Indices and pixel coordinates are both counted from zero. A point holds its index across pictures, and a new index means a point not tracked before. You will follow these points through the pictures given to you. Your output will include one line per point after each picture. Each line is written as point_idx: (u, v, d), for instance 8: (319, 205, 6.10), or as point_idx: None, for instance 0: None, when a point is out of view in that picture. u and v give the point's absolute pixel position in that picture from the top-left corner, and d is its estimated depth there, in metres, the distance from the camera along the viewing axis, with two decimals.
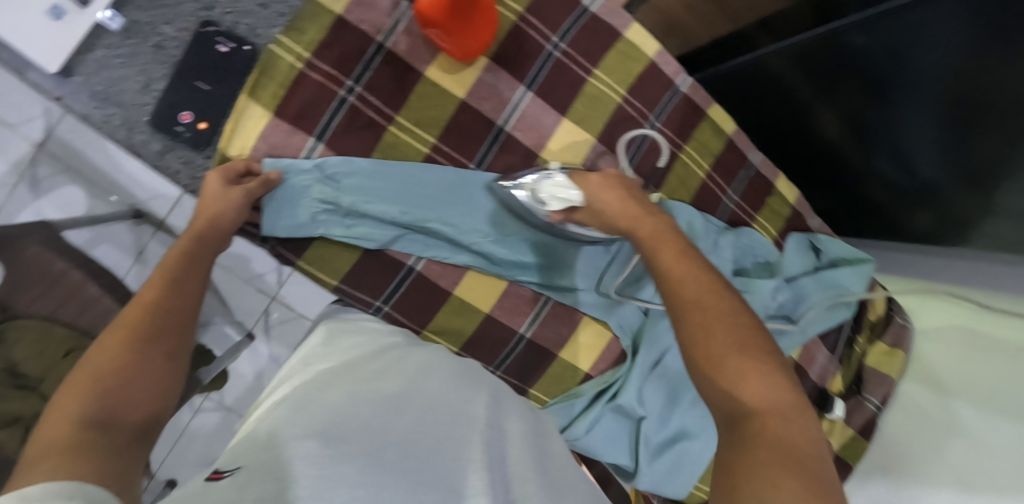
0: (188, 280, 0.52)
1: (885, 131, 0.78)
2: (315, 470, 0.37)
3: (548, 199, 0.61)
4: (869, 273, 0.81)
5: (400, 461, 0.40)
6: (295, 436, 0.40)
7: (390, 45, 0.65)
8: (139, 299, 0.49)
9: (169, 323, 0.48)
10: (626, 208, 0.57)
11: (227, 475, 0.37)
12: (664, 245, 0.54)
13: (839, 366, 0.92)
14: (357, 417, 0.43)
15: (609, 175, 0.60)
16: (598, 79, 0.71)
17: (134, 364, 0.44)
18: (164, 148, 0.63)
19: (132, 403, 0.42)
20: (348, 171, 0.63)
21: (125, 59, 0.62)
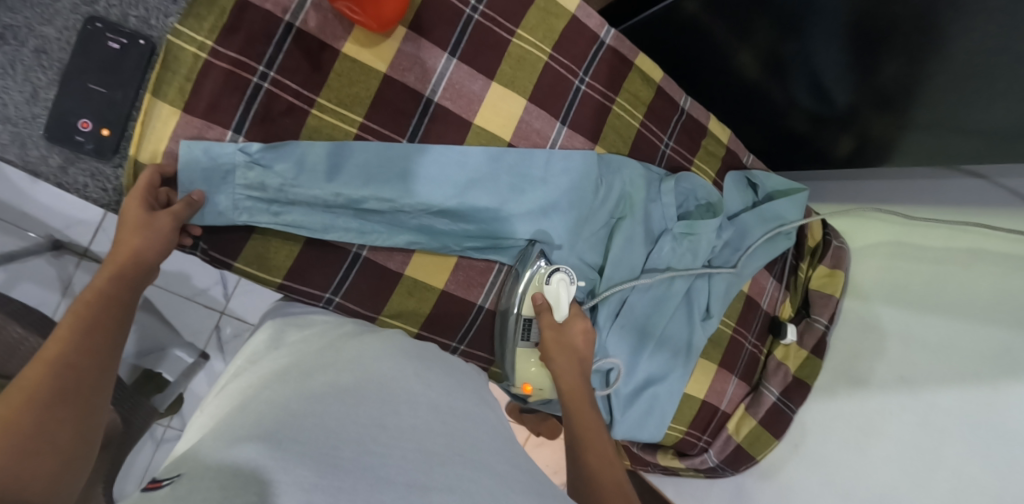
0: (101, 329, 0.45)
1: (797, 65, 0.82)
2: (258, 468, 0.34)
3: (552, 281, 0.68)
4: (804, 202, 0.87)
5: (357, 458, 0.37)
6: (240, 439, 0.37)
7: (300, 24, 0.61)
8: (43, 355, 0.42)
9: (79, 376, 0.42)
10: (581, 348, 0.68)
11: (166, 484, 0.35)
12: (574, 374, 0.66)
13: (785, 292, 0.97)
14: (310, 414, 0.40)
15: (589, 333, 0.69)
16: (527, 39, 0.70)
17: (35, 427, 0.38)
18: (66, 161, 0.57)
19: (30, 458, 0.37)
20: (277, 154, 0.60)
21: (3, 68, 0.55)
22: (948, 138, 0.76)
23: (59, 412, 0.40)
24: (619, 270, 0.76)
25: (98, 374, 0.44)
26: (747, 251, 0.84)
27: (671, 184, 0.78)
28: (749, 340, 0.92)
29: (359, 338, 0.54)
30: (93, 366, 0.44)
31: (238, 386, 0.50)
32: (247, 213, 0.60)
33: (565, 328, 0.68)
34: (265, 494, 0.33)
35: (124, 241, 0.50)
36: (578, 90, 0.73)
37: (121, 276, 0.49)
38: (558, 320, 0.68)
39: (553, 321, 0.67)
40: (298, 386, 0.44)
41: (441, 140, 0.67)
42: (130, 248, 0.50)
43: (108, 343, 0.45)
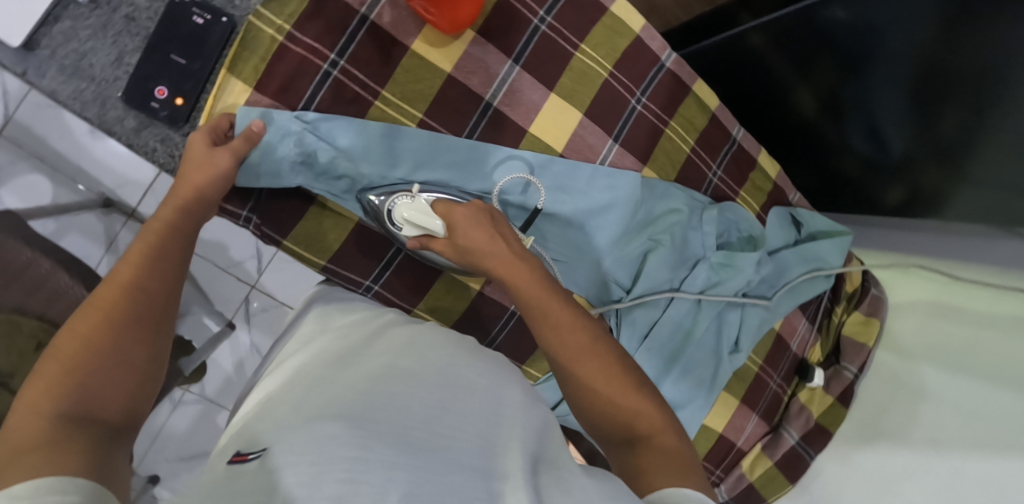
0: (167, 258, 0.49)
1: (857, 102, 0.80)
2: (339, 443, 0.36)
3: (403, 223, 0.59)
4: (846, 246, 0.85)
5: (426, 440, 0.40)
6: (317, 419, 0.39)
7: (375, 18, 0.63)
8: (117, 278, 0.46)
9: (133, 316, 0.45)
10: (496, 251, 0.55)
11: (253, 458, 0.38)
12: (519, 277, 0.54)
13: (817, 336, 0.94)
14: (376, 397, 0.42)
15: (479, 214, 0.57)
16: (589, 54, 0.71)
17: (114, 349, 0.43)
18: (140, 124, 0.59)
19: (111, 377, 0.42)
20: (333, 129, 0.61)
21: (93, 30, 0.58)
22: (995, 195, 0.75)
23: (110, 358, 0.42)
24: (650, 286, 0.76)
25: (155, 311, 0.46)
26: (784, 288, 0.83)
27: (713, 213, 0.77)
28: (774, 380, 0.91)
29: (410, 324, 0.57)
30: (149, 305, 0.46)
31: (292, 364, 0.53)
32: (300, 177, 0.61)
33: (455, 240, 0.57)
34: (354, 470, 0.35)
35: (185, 178, 0.52)
36: (634, 109, 0.74)
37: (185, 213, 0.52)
38: (443, 235, 0.58)
39: (441, 242, 0.58)
40: (356, 372, 0.46)
41: (495, 143, 0.68)
42: (194, 186, 0.52)
43: (171, 271, 0.49)
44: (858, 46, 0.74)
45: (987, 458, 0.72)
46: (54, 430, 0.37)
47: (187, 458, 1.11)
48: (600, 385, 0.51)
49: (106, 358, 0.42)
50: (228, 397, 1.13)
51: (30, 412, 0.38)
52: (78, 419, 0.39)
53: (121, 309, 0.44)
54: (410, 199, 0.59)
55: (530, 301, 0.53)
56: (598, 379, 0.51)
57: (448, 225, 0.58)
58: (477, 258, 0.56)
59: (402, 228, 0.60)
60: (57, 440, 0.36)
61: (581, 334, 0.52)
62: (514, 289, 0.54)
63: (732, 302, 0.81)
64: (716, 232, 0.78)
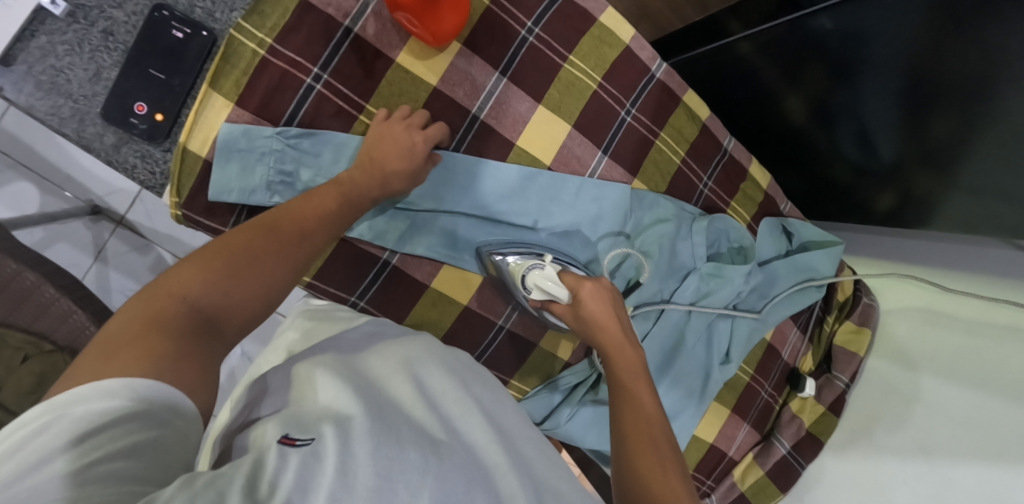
0: (318, 217, 0.51)
1: (845, 106, 0.78)
2: (374, 444, 0.35)
3: (532, 287, 0.65)
4: (838, 255, 0.84)
5: (455, 448, 0.39)
6: (349, 417, 0.39)
7: (358, 30, 0.62)
8: (281, 220, 0.49)
9: (274, 264, 0.46)
10: (608, 320, 0.62)
11: (302, 444, 0.36)
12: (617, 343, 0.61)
13: (808, 345, 0.95)
14: (398, 407, 0.42)
15: (600, 289, 0.64)
16: (577, 65, 0.70)
17: (252, 267, 0.44)
18: (120, 140, 0.59)
19: (246, 286, 0.44)
20: (314, 146, 0.61)
21: (70, 45, 0.57)
22: (986, 205, 0.73)
23: (247, 289, 0.44)
24: (639, 298, 0.75)
25: (298, 251, 0.48)
26: (774, 299, 0.83)
27: (704, 224, 0.76)
28: (766, 389, 0.91)
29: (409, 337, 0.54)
30: (291, 262, 0.47)
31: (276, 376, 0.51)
32: (278, 195, 0.61)
33: (576, 307, 0.64)
34: (389, 470, 0.34)
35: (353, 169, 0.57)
36: (623, 120, 0.73)
37: (343, 209, 0.54)
38: (567, 302, 0.65)
39: (561, 307, 0.65)
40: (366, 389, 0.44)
41: (481, 155, 0.67)
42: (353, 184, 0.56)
43: (320, 227, 0.51)
44: (850, 54, 0.73)
45: (979, 468, 0.71)
46: (181, 325, 0.39)
47: None
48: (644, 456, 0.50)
49: (245, 281, 0.44)
50: None
51: (179, 287, 0.41)
52: (204, 323, 0.41)
53: (280, 254, 0.47)
54: (541, 267, 0.66)
55: (621, 378, 0.58)
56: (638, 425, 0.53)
57: (573, 297, 0.64)
58: (597, 331, 0.61)
59: (529, 291, 0.66)
60: (183, 325, 0.39)
61: (660, 426, 0.53)
62: (612, 356, 0.60)
63: (723, 313, 0.80)
64: (706, 243, 0.78)
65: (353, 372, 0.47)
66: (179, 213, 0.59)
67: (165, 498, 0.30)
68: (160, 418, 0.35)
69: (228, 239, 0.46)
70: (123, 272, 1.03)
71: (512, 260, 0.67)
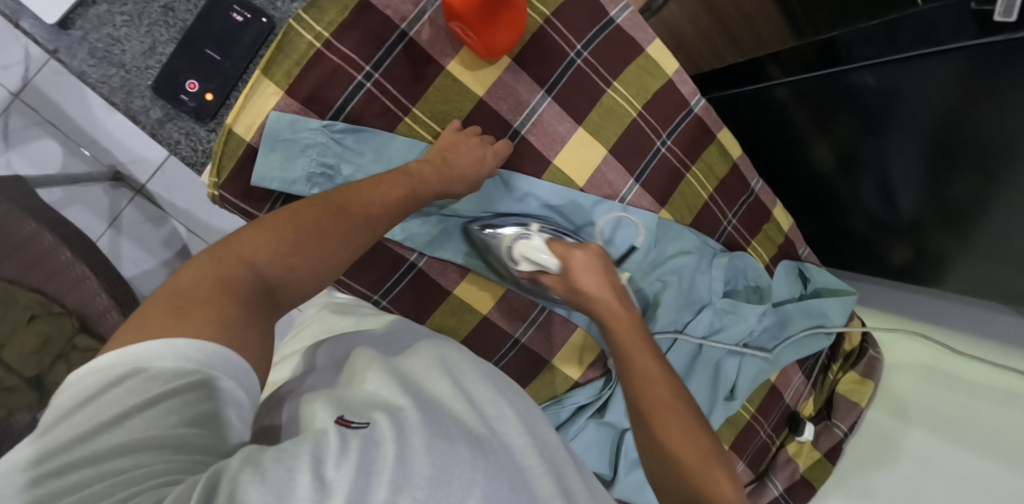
0: (377, 200, 0.51)
1: (872, 157, 0.78)
2: (429, 435, 0.35)
3: (520, 258, 0.65)
4: (851, 305, 0.84)
5: (501, 448, 0.39)
6: (400, 408, 0.39)
7: (413, 35, 0.63)
8: (339, 197, 0.48)
9: (338, 245, 0.45)
10: (603, 293, 0.63)
11: (358, 426, 0.37)
12: (637, 350, 0.59)
13: (811, 390, 0.95)
14: (446, 397, 0.42)
15: (588, 257, 0.65)
16: (619, 91, 0.71)
17: (317, 239, 0.44)
18: (166, 115, 0.59)
19: (308, 259, 0.43)
20: (358, 143, 0.62)
21: (129, 17, 0.57)
22: (998, 270, 0.76)
23: (310, 265, 0.43)
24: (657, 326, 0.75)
25: (357, 230, 0.47)
26: (784, 341, 0.83)
27: (724, 260, 0.77)
28: (765, 429, 0.91)
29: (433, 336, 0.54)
30: (351, 238, 0.47)
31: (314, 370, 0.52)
32: (317, 188, 0.61)
33: (566, 277, 0.65)
34: (444, 460, 0.34)
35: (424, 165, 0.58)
36: (657, 150, 0.74)
37: (407, 195, 0.54)
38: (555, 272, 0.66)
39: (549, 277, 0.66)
40: (404, 382, 0.43)
41: (516, 170, 0.69)
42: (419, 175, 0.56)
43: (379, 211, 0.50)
44: (884, 110, 0.71)
45: None
46: (244, 287, 0.39)
47: None
48: (686, 452, 0.53)
49: (307, 253, 0.43)
50: None
51: (248, 249, 0.41)
52: (264, 293, 0.40)
53: (345, 232, 0.46)
54: (529, 237, 0.66)
55: (653, 398, 0.55)
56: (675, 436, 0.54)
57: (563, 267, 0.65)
58: (589, 305, 0.64)
59: (517, 262, 0.66)
60: (244, 287, 0.38)
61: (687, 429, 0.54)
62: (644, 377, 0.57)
63: (734, 351, 0.81)
64: (724, 279, 0.78)
65: (402, 363, 0.48)
66: (215, 193, 0.59)
67: (231, 473, 0.30)
68: (212, 395, 0.34)
69: (295, 209, 0.45)
70: (135, 243, 0.99)
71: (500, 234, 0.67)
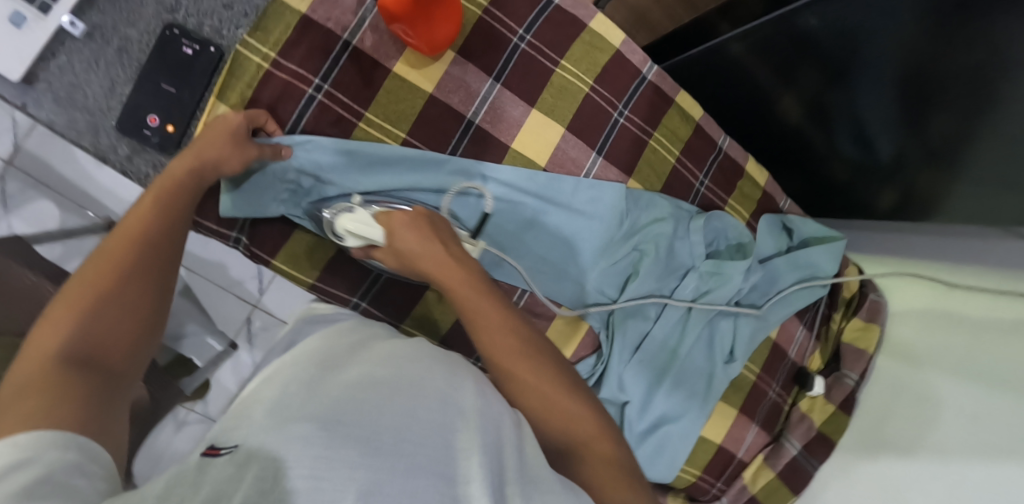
0: (176, 218, 0.52)
1: (839, 100, 0.77)
2: (303, 445, 0.33)
3: (344, 234, 0.58)
4: (840, 251, 0.84)
5: (396, 446, 0.35)
6: (291, 418, 0.35)
7: (357, 42, 0.65)
8: (128, 232, 0.49)
9: (135, 290, 0.47)
10: (420, 236, 0.55)
11: (223, 452, 0.35)
12: (475, 298, 0.52)
13: (815, 343, 0.93)
14: (355, 399, 0.38)
15: (415, 217, 0.56)
16: (568, 69, 0.72)
17: (114, 297, 0.45)
18: (133, 150, 0.62)
19: (118, 318, 0.45)
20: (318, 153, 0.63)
21: (88, 63, 0.61)
22: (992, 200, 0.72)
23: (112, 326, 0.45)
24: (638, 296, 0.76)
25: (161, 265, 0.49)
26: (776, 296, 0.82)
27: (701, 222, 0.77)
28: (774, 389, 0.89)
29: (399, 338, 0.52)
30: (154, 275, 0.48)
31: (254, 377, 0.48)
32: (287, 205, 0.64)
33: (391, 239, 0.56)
34: (319, 469, 0.31)
35: (228, 158, 0.56)
36: (616, 122, 0.75)
37: (162, 201, 0.52)
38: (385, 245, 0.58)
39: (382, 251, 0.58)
40: (323, 376, 0.41)
41: (479, 159, 0.69)
42: (173, 177, 0.53)
43: (175, 231, 0.52)
44: (841, 47, 0.71)
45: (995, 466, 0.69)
46: (58, 374, 0.40)
47: None
48: (537, 389, 0.49)
49: (117, 310, 0.45)
50: None
51: (45, 336, 0.42)
52: (84, 369, 0.42)
53: (142, 275, 0.48)
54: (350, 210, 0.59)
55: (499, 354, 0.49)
56: (532, 385, 0.49)
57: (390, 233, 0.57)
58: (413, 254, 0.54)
59: (344, 239, 0.59)
60: (57, 376, 0.40)
61: (545, 383, 0.50)
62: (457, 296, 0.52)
63: (725, 311, 0.80)
64: (702, 241, 0.78)
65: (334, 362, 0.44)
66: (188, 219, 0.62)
67: None
68: (42, 453, 0.34)
69: (83, 273, 0.46)
70: None
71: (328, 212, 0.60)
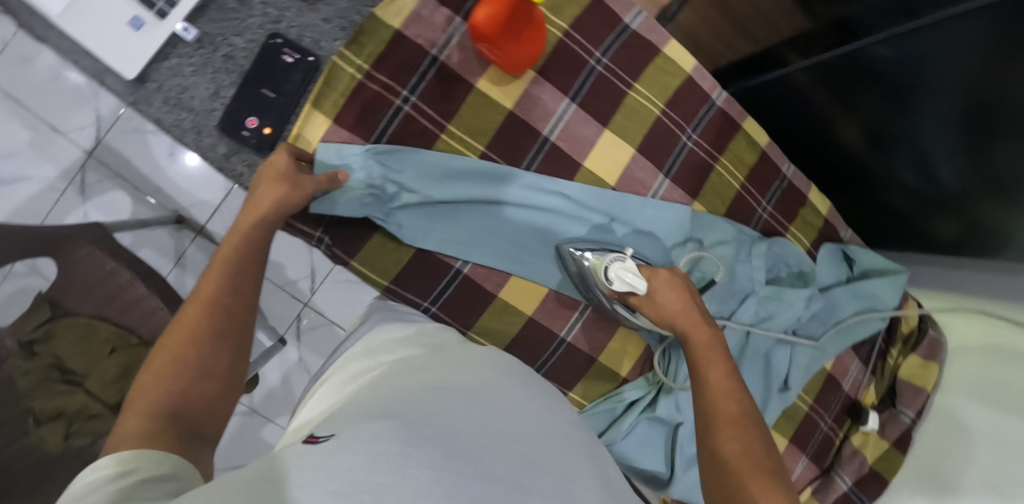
0: (246, 272, 0.54)
1: (901, 131, 0.77)
2: (389, 441, 0.36)
3: (614, 277, 0.64)
4: (902, 284, 0.82)
5: (471, 449, 0.39)
6: (374, 415, 0.40)
7: (444, 59, 0.68)
8: (204, 292, 0.51)
9: (214, 346, 0.49)
10: (683, 304, 0.62)
11: (323, 439, 0.38)
12: (712, 361, 0.58)
13: (870, 377, 0.92)
14: (427, 403, 0.43)
15: (674, 277, 0.65)
16: (641, 92, 0.74)
17: (196, 355, 0.48)
18: (230, 150, 0.65)
19: (200, 373, 0.48)
20: (400, 160, 0.66)
21: (196, 67, 0.65)
22: None
23: (195, 383, 0.47)
24: None
25: (234, 319, 0.51)
26: (834, 327, 0.82)
27: (763, 247, 0.78)
28: (826, 421, 0.88)
29: (437, 354, 0.55)
30: (228, 330, 0.51)
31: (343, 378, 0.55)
32: (368, 209, 0.66)
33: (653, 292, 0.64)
34: (402, 463, 0.34)
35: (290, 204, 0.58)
36: (684, 145, 0.76)
37: (231, 258, 0.54)
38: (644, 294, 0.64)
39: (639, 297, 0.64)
40: (399, 387, 0.46)
41: (551, 174, 0.72)
42: (241, 233, 0.55)
43: (247, 284, 0.53)
44: (905, 82, 0.71)
45: None
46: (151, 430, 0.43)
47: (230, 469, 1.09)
48: (738, 454, 0.52)
49: (197, 368, 0.48)
50: (275, 410, 1.11)
51: (141, 396, 0.45)
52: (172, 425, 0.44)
53: (218, 332, 0.50)
54: (622, 259, 0.65)
55: (714, 411, 0.55)
56: (737, 449, 0.52)
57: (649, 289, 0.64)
58: (672, 316, 0.62)
59: (610, 282, 0.65)
60: (150, 432, 0.43)
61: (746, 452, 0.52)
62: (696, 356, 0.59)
63: (783, 339, 0.80)
64: (764, 267, 0.79)
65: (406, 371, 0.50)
66: None
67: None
68: (130, 462, 0.39)
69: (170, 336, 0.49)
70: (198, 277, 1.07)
71: (591, 257, 0.68)
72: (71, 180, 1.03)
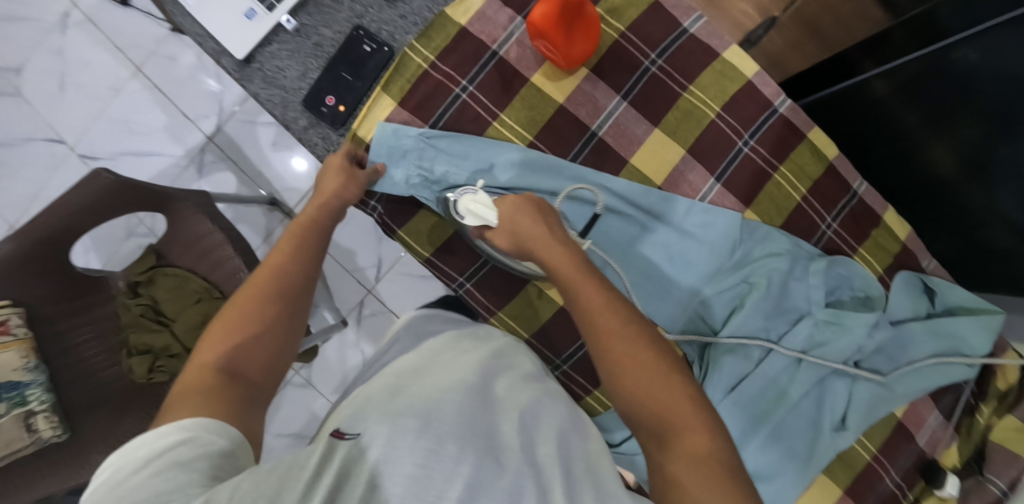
0: (308, 251, 0.61)
1: (1003, 149, 0.69)
2: (413, 438, 0.40)
3: (465, 212, 0.65)
4: (998, 325, 0.73)
5: (503, 457, 0.42)
6: (399, 415, 0.43)
7: (503, 54, 0.73)
8: (269, 263, 0.59)
9: (270, 313, 0.56)
10: (544, 240, 0.59)
11: (349, 438, 0.42)
12: (584, 289, 0.55)
13: (955, 436, 0.79)
14: (444, 404, 0.46)
15: (524, 203, 0.62)
16: (696, 96, 0.74)
17: (256, 316, 0.55)
18: (309, 124, 0.74)
19: (259, 334, 0.55)
20: (450, 142, 0.71)
21: (291, 51, 0.73)
22: None
23: (253, 340, 0.54)
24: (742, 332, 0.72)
25: (294, 289, 0.58)
26: (906, 366, 0.73)
27: (822, 265, 0.72)
28: (892, 476, 0.77)
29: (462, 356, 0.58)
30: (287, 298, 0.58)
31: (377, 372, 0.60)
32: (418, 186, 0.71)
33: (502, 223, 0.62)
34: (430, 460, 0.38)
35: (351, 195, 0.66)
36: (739, 151, 0.74)
37: (296, 239, 0.62)
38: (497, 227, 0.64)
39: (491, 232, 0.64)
40: (416, 389, 0.50)
41: (596, 168, 0.73)
42: (307, 218, 0.64)
43: (308, 261, 0.61)
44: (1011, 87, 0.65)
45: None
46: (213, 381, 0.50)
47: (283, 436, 1.16)
48: (685, 438, 0.48)
49: (257, 328, 0.55)
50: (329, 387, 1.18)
51: (208, 349, 0.53)
52: (229, 376, 0.52)
53: (277, 298, 0.57)
54: (473, 192, 0.65)
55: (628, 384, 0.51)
56: (679, 434, 0.48)
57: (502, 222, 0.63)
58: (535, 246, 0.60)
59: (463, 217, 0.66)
60: (212, 381, 0.50)
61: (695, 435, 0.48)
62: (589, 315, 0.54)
63: (840, 370, 0.73)
64: (823, 289, 0.73)
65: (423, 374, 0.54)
66: None
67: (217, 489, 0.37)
68: (201, 434, 0.45)
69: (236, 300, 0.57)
70: None
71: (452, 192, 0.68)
72: (192, 159, 1.19)
